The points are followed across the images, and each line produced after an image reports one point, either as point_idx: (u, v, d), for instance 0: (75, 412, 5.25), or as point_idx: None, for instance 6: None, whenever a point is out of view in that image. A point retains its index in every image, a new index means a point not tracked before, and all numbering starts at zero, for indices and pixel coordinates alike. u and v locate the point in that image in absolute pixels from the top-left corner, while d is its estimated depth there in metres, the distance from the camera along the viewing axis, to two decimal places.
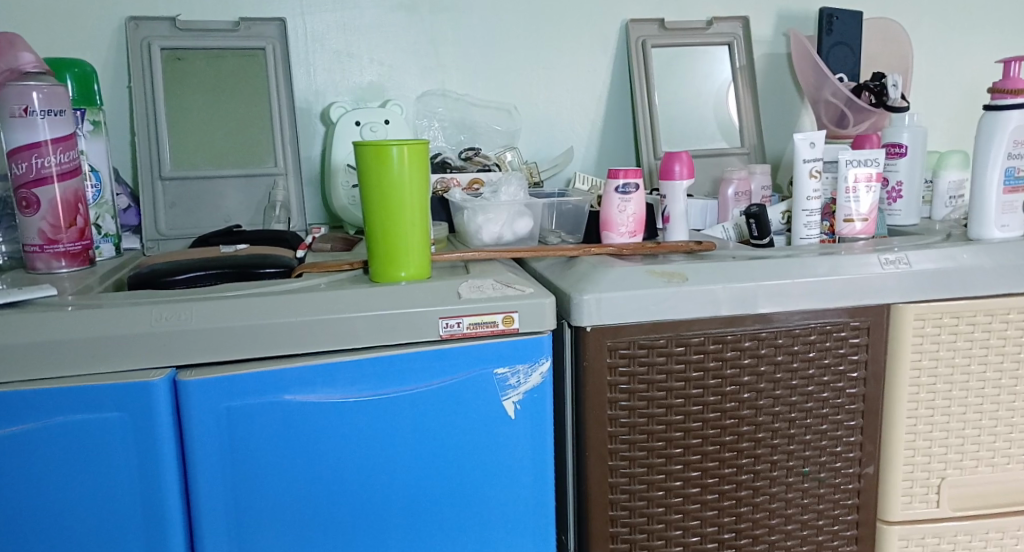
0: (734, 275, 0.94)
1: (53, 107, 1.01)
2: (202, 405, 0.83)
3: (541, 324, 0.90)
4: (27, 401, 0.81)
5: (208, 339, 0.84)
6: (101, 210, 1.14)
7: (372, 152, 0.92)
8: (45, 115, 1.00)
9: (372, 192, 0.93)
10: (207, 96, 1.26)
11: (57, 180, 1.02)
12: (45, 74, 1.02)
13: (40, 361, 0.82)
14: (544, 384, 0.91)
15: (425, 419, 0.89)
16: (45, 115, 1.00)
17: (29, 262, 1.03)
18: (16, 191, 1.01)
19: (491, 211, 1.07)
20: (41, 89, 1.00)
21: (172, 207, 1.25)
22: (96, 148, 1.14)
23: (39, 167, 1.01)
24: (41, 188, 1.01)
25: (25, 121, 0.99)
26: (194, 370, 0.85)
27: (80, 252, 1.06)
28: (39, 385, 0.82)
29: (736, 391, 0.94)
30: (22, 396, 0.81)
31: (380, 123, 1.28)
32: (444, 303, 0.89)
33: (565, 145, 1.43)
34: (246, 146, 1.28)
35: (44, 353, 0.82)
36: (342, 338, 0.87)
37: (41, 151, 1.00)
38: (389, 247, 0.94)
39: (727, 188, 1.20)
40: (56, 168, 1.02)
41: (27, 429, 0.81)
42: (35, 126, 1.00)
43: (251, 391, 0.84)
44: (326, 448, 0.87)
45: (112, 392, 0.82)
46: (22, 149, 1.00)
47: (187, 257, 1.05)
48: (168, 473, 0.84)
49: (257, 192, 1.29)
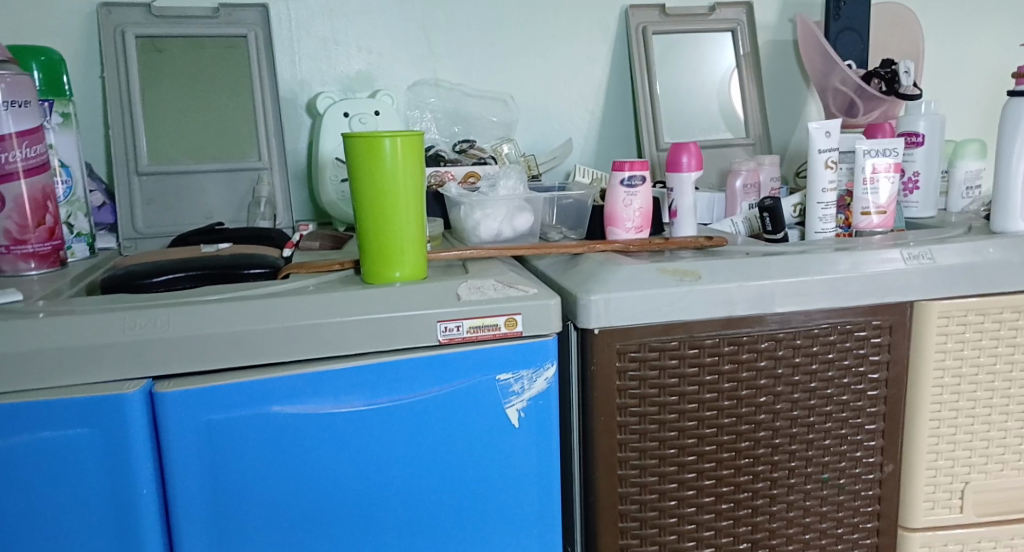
0: (750, 272, 0.88)
1: (18, 98, 0.94)
2: (181, 419, 0.77)
3: (546, 326, 0.84)
4: None
5: (187, 347, 0.78)
6: (73, 207, 1.07)
7: (362, 143, 0.86)
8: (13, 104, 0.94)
9: (364, 187, 0.87)
10: (185, 87, 1.20)
11: (23, 176, 0.95)
12: (9, 61, 0.95)
13: (5, 374, 0.75)
14: (549, 391, 0.85)
15: (422, 428, 0.83)
16: (8, 106, 0.93)
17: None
18: None
19: (489, 206, 1.02)
20: (4, 78, 0.93)
21: (150, 204, 1.18)
22: (66, 142, 1.07)
23: (3, 162, 0.94)
24: (7, 183, 0.94)
25: None
26: (172, 381, 0.78)
27: (50, 253, 0.99)
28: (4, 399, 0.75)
29: (753, 395, 0.88)
30: None
31: (370, 115, 1.21)
32: (443, 305, 0.83)
33: (564, 137, 1.37)
34: (228, 138, 1.22)
35: (8, 365, 0.75)
36: (334, 344, 0.81)
37: (5, 145, 0.93)
38: (383, 244, 0.88)
39: (735, 179, 1.14)
40: (23, 163, 0.95)
41: None
42: None
43: (235, 403, 0.78)
44: (317, 461, 0.81)
45: (84, 407, 0.76)
46: None
47: (166, 258, 0.99)
48: (145, 491, 0.78)
49: (240, 187, 1.22)
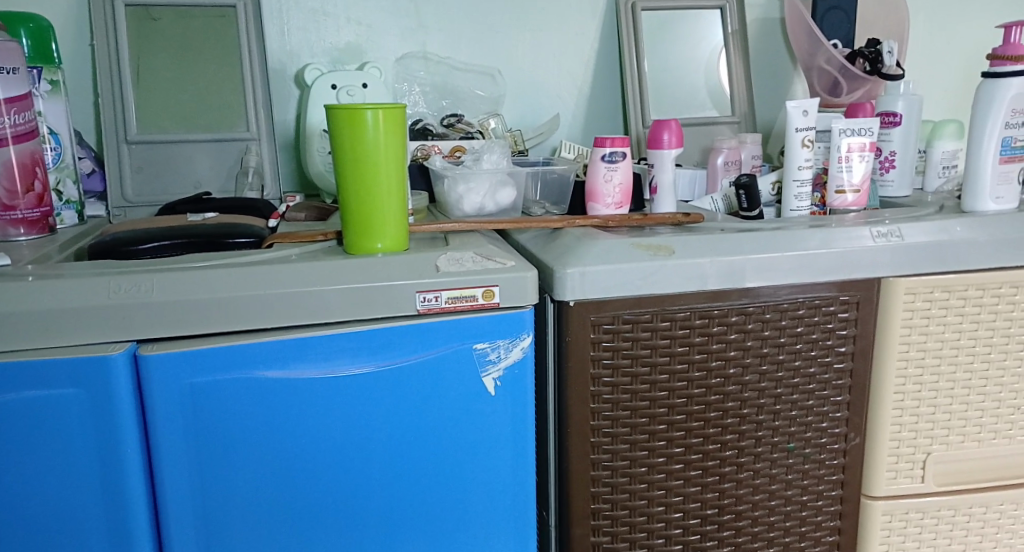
0: (722, 248, 0.90)
1: (6, 64, 0.96)
2: (164, 381, 0.79)
3: (522, 298, 0.86)
4: None
5: (171, 312, 0.80)
6: (62, 174, 1.09)
7: (345, 115, 0.87)
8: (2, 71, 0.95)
9: (346, 158, 0.89)
10: (175, 56, 1.21)
11: (12, 143, 0.97)
12: None
13: None
14: (524, 359, 0.88)
15: (399, 393, 0.85)
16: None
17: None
18: None
19: (472, 180, 1.03)
20: None
21: (139, 171, 1.20)
22: (55, 109, 1.08)
23: None
24: None
25: None
26: (156, 345, 0.81)
27: (39, 219, 1.01)
28: None
29: (722, 366, 0.91)
30: None
31: (358, 87, 1.22)
32: (421, 276, 0.85)
33: (551, 112, 1.38)
34: (217, 108, 1.23)
35: None
36: (314, 311, 0.83)
37: None
38: (364, 215, 0.89)
39: (717, 157, 1.15)
40: (12, 130, 0.97)
41: None
42: None
43: (218, 366, 0.81)
44: (296, 424, 0.83)
45: (69, 367, 0.78)
46: None
47: (153, 226, 1.01)
48: (129, 449, 0.80)
49: (227, 156, 1.24)
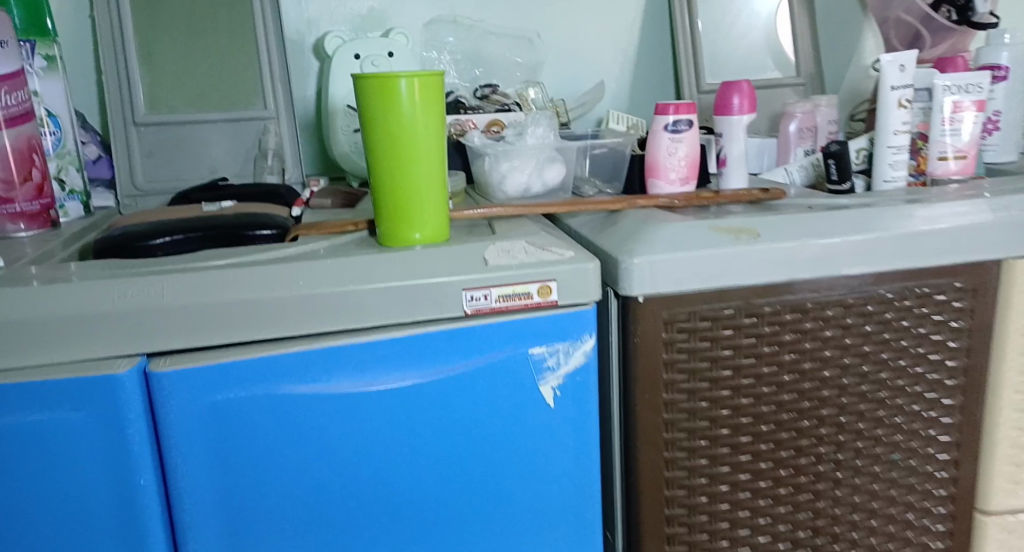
0: (814, 230, 0.78)
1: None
2: (180, 400, 0.69)
3: (583, 294, 0.75)
4: None
5: (186, 320, 0.70)
6: (63, 161, 0.99)
7: (376, 85, 0.75)
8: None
9: (376, 136, 0.77)
10: (183, 28, 1.10)
11: (5, 127, 0.88)
12: None
13: None
14: (588, 364, 0.77)
15: (446, 408, 0.75)
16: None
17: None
18: None
19: (516, 157, 0.91)
20: None
21: (149, 157, 1.11)
22: (52, 88, 0.98)
23: None
24: None
25: None
26: (169, 358, 0.70)
27: (39, 213, 0.93)
28: None
29: (816, 368, 0.80)
30: None
31: (383, 56, 1.10)
32: (468, 271, 0.74)
33: (594, 80, 1.25)
34: (229, 85, 1.12)
35: None
36: (349, 316, 0.73)
37: None
38: (399, 201, 0.78)
39: (789, 123, 1.04)
40: (4, 112, 0.88)
41: None
42: None
43: (241, 381, 0.70)
44: (331, 448, 0.73)
45: (73, 388, 0.68)
46: None
47: (167, 218, 0.91)
48: (144, 479, 0.70)
49: (245, 139, 1.13)
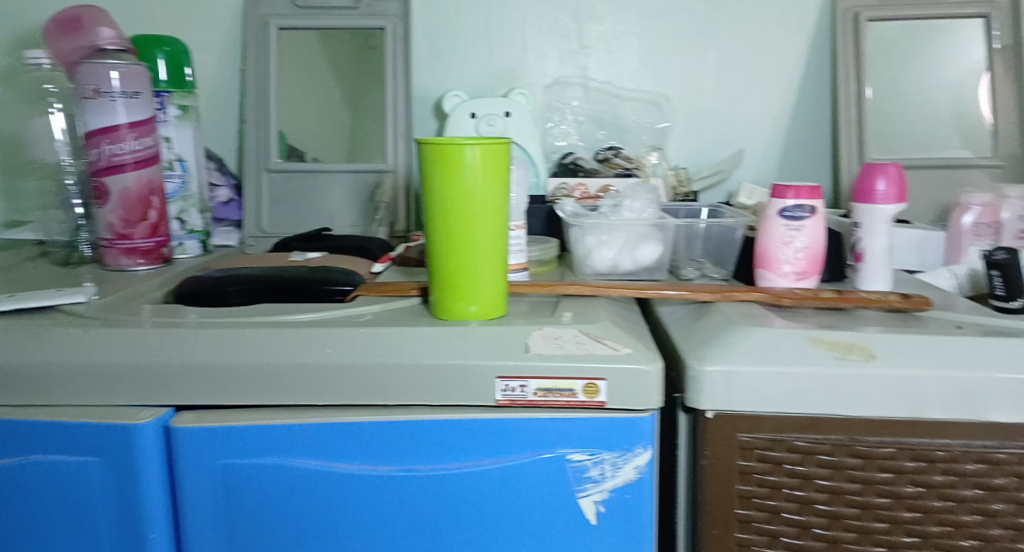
0: (956, 358, 0.61)
1: (129, 89, 0.93)
2: (195, 461, 0.66)
3: (639, 400, 0.63)
4: (8, 431, 0.67)
5: (212, 379, 0.66)
6: (186, 203, 1.04)
7: (436, 151, 0.69)
8: (118, 97, 0.92)
9: (433, 204, 0.71)
10: (319, 77, 1.12)
11: (130, 169, 0.94)
12: (126, 52, 0.95)
13: (24, 386, 0.67)
14: (640, 481, 0.64)
15: (466, 510, 0.65)
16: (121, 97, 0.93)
17: (102, 255, 0.97)
18: (91, 179, 0.95)
19: (608, 231, 0.80)
20: (120, 68, 0.92)
21: (276, 203, 1.14)
22: (183, 134, 1.03)
23: (112, 154, 0.93)
24: (114, 176, 0.94)
25: (100, 102, 0.92)
26: (195, 413, 0.67)
27: (153, 250, 0.98)
28: (21, 414, 0.67)
29: (946, 535, 0.63)
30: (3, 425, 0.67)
31: (499, 116, 1.08)
32: (505, 357, 0.64)
33: (734, 148, 1.12)
34: (354, 139, 1.13)
35: (28, 378, 0.67)
36: (376, 392, 0.66)
37: (117, 136, 0.93)
38: (452, 275, 0.71)
39: (962, 215, 0.84)
40: (131, 156, 0.94)
41: (5, 464, 0.68)
42: (111, 109, 0.92)
43: (255, 448, 0.66)
44: (337, 535, 0.66)
45: (93, 435, 0.66)
46: (96, 134, 0.93)
47: (254, 267, 0.91)
48: (154, 533, 0.68)
49: (364, 190, 1.14)
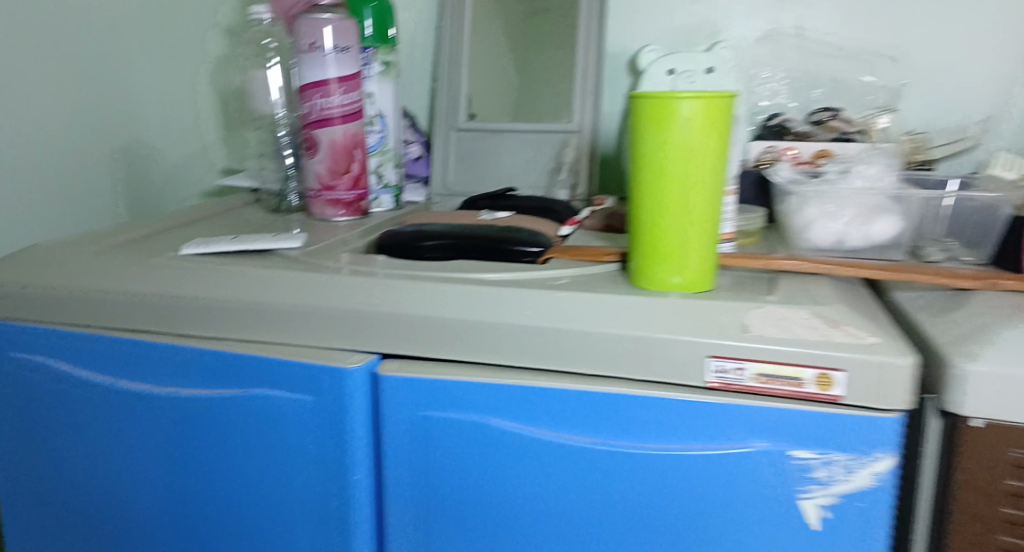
0: None
1: (340, 44, 0.97)
2: (400, 410, 0.67)
3: (870, 394, 0.57)
4: (233, 363, 0.71)
5: (415, 329, 0.67)
6: (383, 158, 1.08)
7: (651, 106, 0.65)
8: (331, 52, 0.97)
9: (644, 162, 0.67)
10: (508, 38, 1.16)
11: (338, 122, 0.99)
12: (338, 7, 0.99)
13: (247, 322, 0.71)
14: (873, 490, 0.58)
15: (678, 496, 0.62)
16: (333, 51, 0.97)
17: (310, 205, 1.04)
18: (303, 131, 1.01)
19: (833, 202, 0.75)
20: (333, 23, 0.96)
21: (461, 160, 1.18)
22: (385, 90, 1.06)
23: (323, 107, 0.98)
24: (324, 129, 0.99)
25: (314, 56, 0.97)
26: (399, 361, 0.68)
27: (353, 202, 1.03)
28: (243, 348, 0.71)
29: None
30: (228, 356, 0.71)
31: (700, 73, 1.05)
32: (717, 334, 0.60)
33: (965, 112, 1.02)
34: (542, 98, 1.15)
35: (252, 315, 0.70)
36: (579, 359, 0.63)
37: (326, 90, 0.98)
38: (658, 238, 0.68)
39: None
40: (339, 110, 0.99)
41: (230, 394, 0.71)
42: (323, 63, 0.97)
43: (462, 404, 0.66)
44: (538, 501, 0.66)
45: (309, 375, 0.68)
46: (310, 88, 0.98)
47: (446, 223, 0.92)
48: (357, 475, 0.70)
49: (547, 149, 1.15)
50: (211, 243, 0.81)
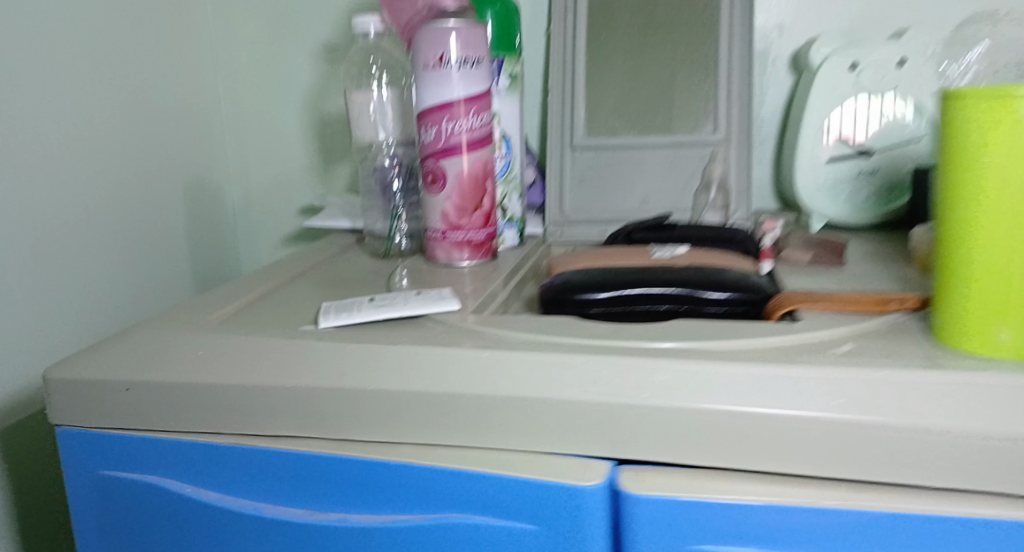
0: None
1: (469, 55, 0.81)
2: (659, 541, 0.54)
3: None
4: (425, 481, 0.57)
5: (676, 431, 0.54)
6: (508, 188, 0.92)
7: (986, 103, 0.51)
8: (458, 65, 0.81)
9: (970, 178, 0.53)
10: (634, 42, 1.03)
11: (466, 149, 0.83)
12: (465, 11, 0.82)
13: (440, 426, 0.57)
14: None
15: None
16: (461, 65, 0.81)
17: (431, 250, 0.88)
18: (424, 163, 0.85)
19: None
20: (460, 30, 0.80)
21: (581, 183, 1.04)
22: (510, 107, 0.90)
23: (450, 133, 0.82)
24: (449, 159, 0.83)
25: (440, 73, 0.81)
26: (647, 471, 0.55)
27: (484, 243, 0.87)
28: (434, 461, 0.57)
29: None
30: (418, 473, 0.57)
31: (889, 65, 0.91)
32: None
33: None
34: (675, 106, 1.02)
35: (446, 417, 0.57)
36: (907, 468, 0.51)
37: (453, 112, 0.82)
38: (988, 279, 0.54)
39: None
40: (467, 134, 0.83)
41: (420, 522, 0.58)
42: (451, 81, 0.81)
43: (744, 533, 0.53)
44: None
45: (530, 495, 0.55)
46: (433, 111, 0.83)
47: (615, 264, 0.75)
48: None
49: (683, 164, 1.01)
50: (353, 313, 0.66)
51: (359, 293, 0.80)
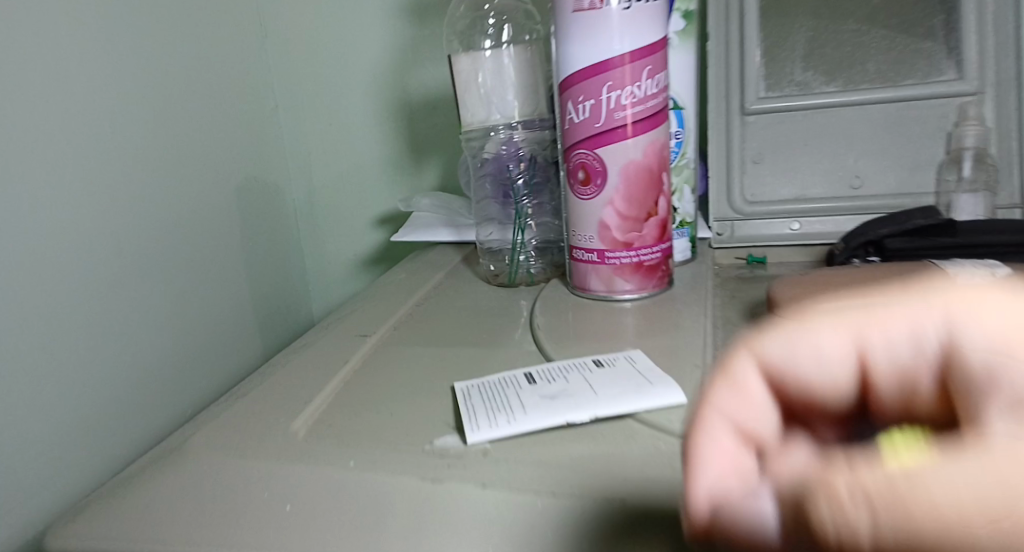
0: None
1: None
2: None
3: None
4: None
5: None
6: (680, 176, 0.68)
7: None
8: (627, 4, 0.55)
9: None
10: None
11: (631, 131, 0.57)
12: None
13: None
14: None
15: None
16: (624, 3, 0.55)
17: (579, 276, 0.63)
18: (570, 154, 0.60)
19: None
20: None
21: (759, 161, 0.76)
22: (682, 61, 0.67)
23: (609, 108, 0.57)
24: (608, 146, 0.58)
25: (598, 16, 0.55)
26: None
27: (659, 266, 0.62)
28: None
29: None
30: None
31: None
32: None
33: None
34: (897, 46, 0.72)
35: None
36: None
37: (613, 76, 0.56)
38: None
39: None
40: (633, 108, 0.57)
41: None
42: (611, 27, 0.55)
43: None
44: None
45: None
46: (583, 77, 0.57)
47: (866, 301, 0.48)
48: None
49: (914, 125, 0.72)
50: (510, 413, 0.45)
51: (506, 355, 0.55)
